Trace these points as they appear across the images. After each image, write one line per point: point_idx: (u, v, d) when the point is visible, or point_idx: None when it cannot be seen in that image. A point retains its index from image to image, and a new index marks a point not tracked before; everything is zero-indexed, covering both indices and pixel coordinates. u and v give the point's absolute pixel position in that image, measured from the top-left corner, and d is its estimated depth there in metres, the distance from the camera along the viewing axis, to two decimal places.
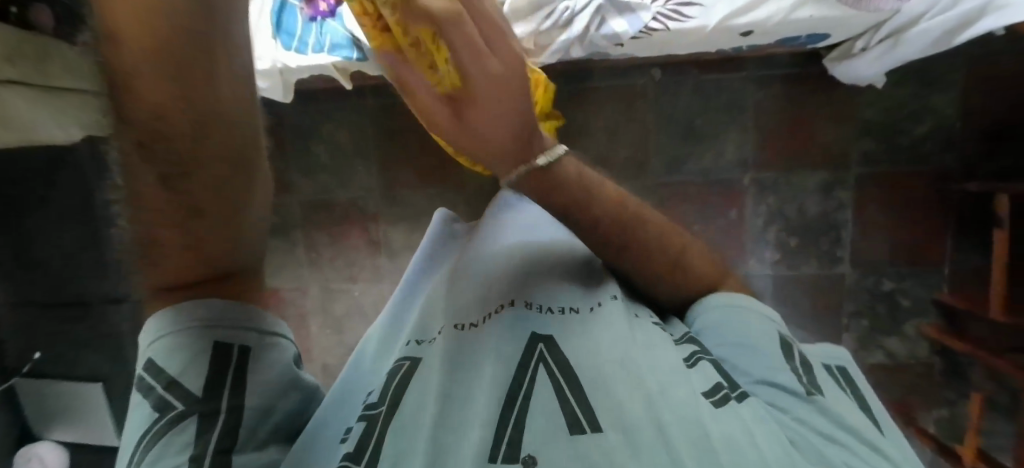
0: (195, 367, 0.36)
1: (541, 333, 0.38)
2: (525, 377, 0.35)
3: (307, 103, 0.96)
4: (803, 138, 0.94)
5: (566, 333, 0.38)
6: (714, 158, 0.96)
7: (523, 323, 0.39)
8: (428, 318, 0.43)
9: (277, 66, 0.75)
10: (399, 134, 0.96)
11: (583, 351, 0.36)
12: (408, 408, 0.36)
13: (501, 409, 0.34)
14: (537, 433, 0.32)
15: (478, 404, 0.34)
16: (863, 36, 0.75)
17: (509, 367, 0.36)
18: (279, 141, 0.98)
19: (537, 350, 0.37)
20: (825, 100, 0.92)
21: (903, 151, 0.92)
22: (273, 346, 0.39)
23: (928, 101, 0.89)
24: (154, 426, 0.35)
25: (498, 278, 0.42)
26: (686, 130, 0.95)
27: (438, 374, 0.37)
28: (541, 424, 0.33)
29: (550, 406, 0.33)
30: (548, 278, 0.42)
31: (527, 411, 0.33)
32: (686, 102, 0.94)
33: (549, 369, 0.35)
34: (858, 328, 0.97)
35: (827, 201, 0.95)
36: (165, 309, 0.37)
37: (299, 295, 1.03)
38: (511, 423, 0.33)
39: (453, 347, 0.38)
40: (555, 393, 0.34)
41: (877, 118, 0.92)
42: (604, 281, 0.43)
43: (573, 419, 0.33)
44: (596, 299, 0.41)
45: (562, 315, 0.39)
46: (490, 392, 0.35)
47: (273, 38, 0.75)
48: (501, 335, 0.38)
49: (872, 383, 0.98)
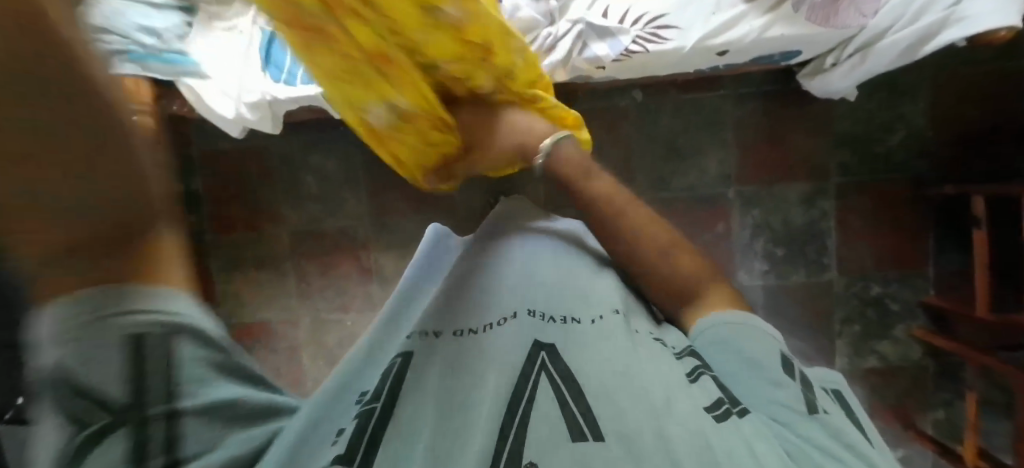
0: (104, 377, 0.29)
1: (542, 340, 0.39)
2: (527, 385, 0.35)
3: (294, 135, 0.97)
4: (782, 151, 0.97)
5: (567, 343, 0.39)
6: (698, 173, 0.98)
7: (525, 331, 0.40)
8: (427, 325, 0.44)
9: (267, 98, 0.74)
10: (388, 162, 0.97)
11: (584, 362, 0.37)
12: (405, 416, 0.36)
13: (502, 417, 0.33)
14: (537, 442, 0.32)
15: (480, 408, 0.35)
16: (833, 52, 0.79)
17: (511, 373, 0.36)
18: (268, 174, 0.98)
19: (539, 358, 0.37)
20: (800, 113, 0.95)
21: (880, 159, 0.95)
22: (180, 331, 0.32)
23: (898, 110, 0.93)
24: (74, 444, 0.29)
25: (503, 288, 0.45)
26: (669, 148, 0.97)
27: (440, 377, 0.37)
28: (544, 432, 0.33)
29: (553, 414, 0.33)
30: (551, 289, 0.44)
31: (529, 418, 0.33)
32: (668, 121, 0.97)
33: (551, 377, 0.36)
34: (851, 334, 0.98)
35: (810, 211, 0.97)
36: (53, 308, 0.28)
37: (290, 328, 1.01)
38: (512, 431, 0.33)
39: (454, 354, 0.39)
40: (557, 402, 0.34)
41: (851, 128, 0.95)
42: (607, 295, 0.44)
43: (574, 425, 0.33)
44: (597, 313, 0.42)
45: (563, 324, 0.41)
46: (492, 399, 0.34)
47: (261, 71, 0.75)
48: (503, 342, 0.39)
49: (868, 388, 0.98)
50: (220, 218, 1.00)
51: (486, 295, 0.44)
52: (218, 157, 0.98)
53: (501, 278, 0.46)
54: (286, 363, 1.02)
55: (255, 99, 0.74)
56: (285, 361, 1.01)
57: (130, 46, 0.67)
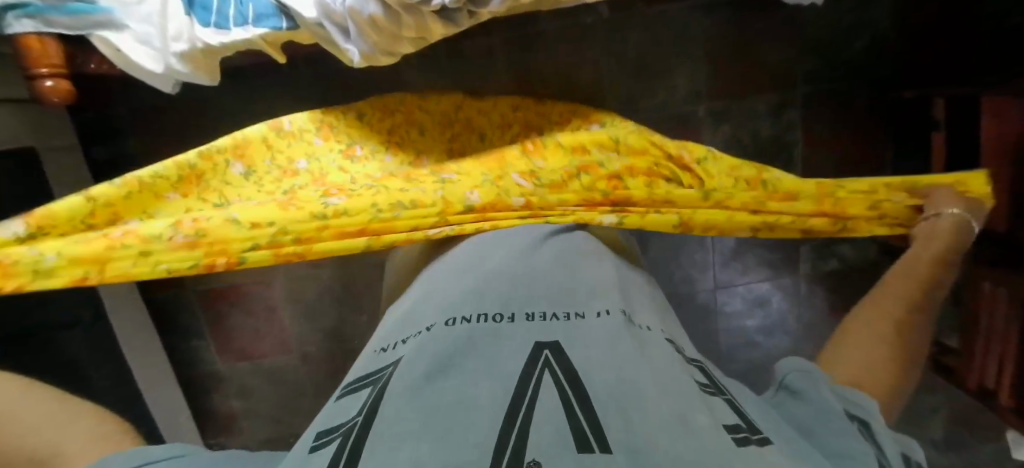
0: None
1: (544, 339, 0.33)
2: (530, 381, 0.29)
3: (235, 81, 0.88)
4: (751, 63, 0.94)
5: (573, 338, 0.33)
6: (666, 92, 0.96)
7: (526, 332, 0.34)
8: (407, 328, 0.38)
9: (198, 46, 0.65)
10: (343, 103, 0.90)
11: (591, 359, 0.31)
12: (386, 413, 0.27)
13: (501, 421, 0.25)
14: (540, 442, 0.24)
15: (469, 404, 0.27)
16: None
17: (513, 369, 0.30)
18: (211, 127, 0.90)
19: (543, 356, 0.31)
20: (769, 21, 0.92)
21: (844, 65, 0.95)
22: None
23: (864, 14, 0.91)
24: None
25: (494, 290, 0.40)
26: (638, 67, 0.94)
27: (423, 368, 0.31)
28: (548, 440, 0.24)
29: (556, 417, 0.25)
30: (545, 290, 0.39)
31: (532, 421, 0.25)
32: (635, 38, 0.92)
33: (555, 375, 0.29)
34: (814, 241, 1.03)
35: (778, 125, 0.97)
36: None
37: (263, 288, 0.98)
38: (514, 432, 0.24)
39: (444, 339, 0.34)
40: (563, 406, 0.26)
41: (819, 36, 0.93)
42: (605, 298, 0.39)
43: (581, 435, 0.24)
44: (602, 307, 0.37)
45: (566, 319, 0.36)
46: (486, 397, 0.27)
47: (185, 14, 0.65)
48: (504, 345, 0.33)
49: (828, 287, 1.05)
50: None
51: (475, 295, 0.39)
52: (148, 113, 0.89)
53: (496, 276, 0.42)
54: (265, 322, 1.00)
55: (184, 48, 0.65)
56: (264, 320, 1.00)
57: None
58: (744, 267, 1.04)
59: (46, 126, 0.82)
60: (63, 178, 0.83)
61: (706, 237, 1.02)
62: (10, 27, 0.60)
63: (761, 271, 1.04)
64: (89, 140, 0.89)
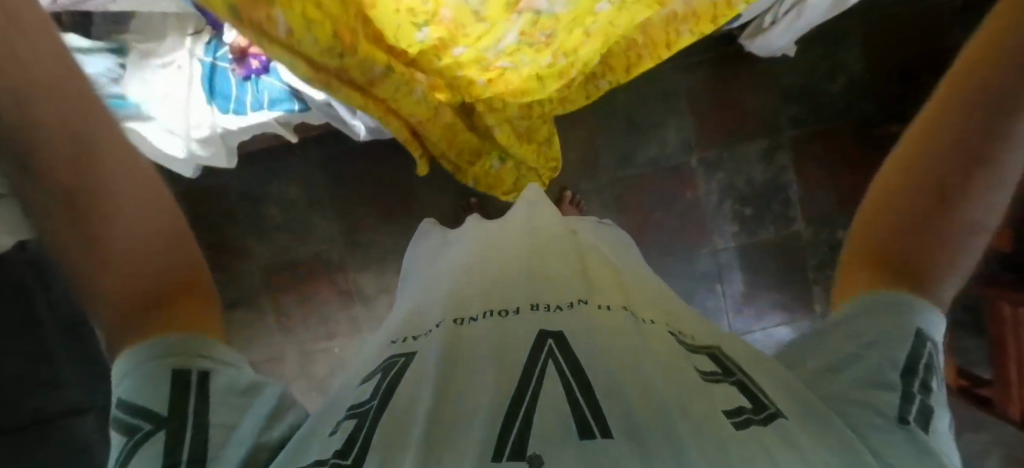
0: None
1: (550, 328, 0.41)
2: (535, 370, 0.37)
3: (253, 163, 0.95)
4: (734, 113, 0.99)
5: (575, 330, 0.40)
6: (658, 146, 1.00)
7: (533, 324, 0.41)
8: (421, 320, 0.47)
9: (218, 130, 0.74)
10: (352, 181, 0.98)
11: (589, 352, 0.38)
12: (401, 399, 0.37)
13: (502, 414, 0.34)
14: (543, 436, 0.32)
15: (483, 400, 0.35)
16: (770, 11, 0.76)
17: (522, 359, 0.38)
18: (232, 211, 0.97)
19: (547, 344, 0.39)
20: (746, 72, 0.97)
21: (826, 108, 0.97)
22: None
23: (839, 60, 0.95)
24: None
25: (505, 281, 0.47)
26: (628, 126, 1.00)
27: (438, 360, 0.39)
28: (552, 428, 0.32)
29: (563, 409, 0.34)
30: (551, 281, 0.46)
31: (534, 412, 0.34)
32: (623, 98, 0.99)
33: (558, 364, 0.37)
34: (824, 279, 1.02)
35: (770, 168, 1.00)
36: None
37: (275, 365, 1.01)
38: (517, 424, 0.33)
39: (452, 337, 0.41)
40: (568, 398, 0.34)
41: (797, 84, 0.97)
42: (603, 291, 0.45)
43: (583, 424, 0.32)
44: (605, 300, 0.44)
45: (570, 308, 0.43)
46: (496, 396, 0.35)
47: (208, 103, 0.73)
48: (510, 338, 0.40)
49: None
50: None
51: (485, 291, 0.46)
52: None
53: (508, 269, 0.48)
54: None
55: (205, 132, 0.73)
56: None
57: None
58: (757, 310, 1.03)
59: None
60: None
61: (715, 281, 1.03)
62: None
63: (774, 313, 1.03)
64: None
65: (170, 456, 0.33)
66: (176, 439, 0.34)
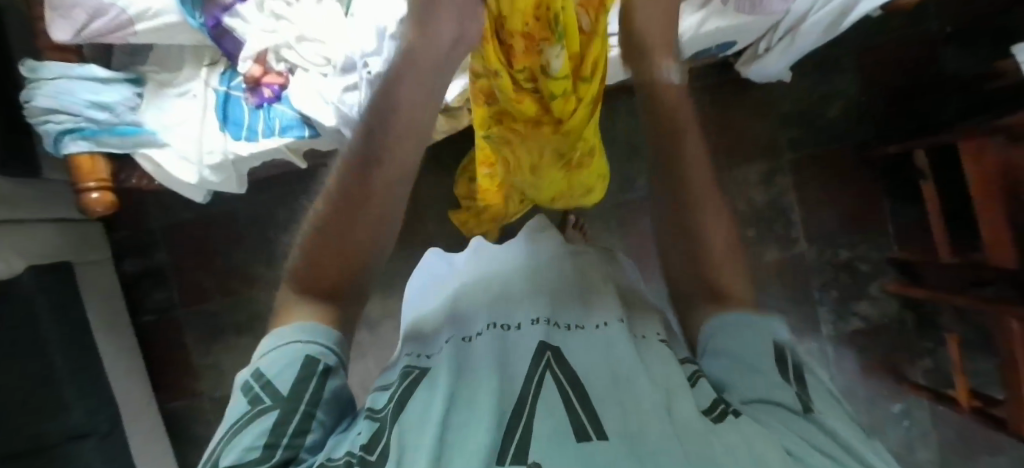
0: None
1: (549, 341, 0.41)
2: (536, 381, 0.37)
3: (261, 191, 0.97)
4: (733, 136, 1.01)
5: (574, 345, 0.41)
6: None
7: (532, 336, 0.42)
8: (428, 337, 0.47)
9: (229, 156, 0.71)
10: None
11: (587, 366, 0.38)
12: (411, 408, 0.37)
13: (504, 424, 0.34)
14: (542, 445, 0.32)
15: (484, 404, 0.36)
16: (764, 36, 0.78)
17: (524, 371, 0.38)
18: (239, 238, 0.98)
19: (546, 356, 0.39)
20: (743, 97, 1.00)
21: (823, 130, 0.99)
22: None
23: (833, 85, 0.98)
24: None
25: (505, 300, 0.47)
26: (629, 150, 1.02)
27: (447, 374, 0.39)
28: (551, 431, 0.33)
29: (560, 414, 0.34)
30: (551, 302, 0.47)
31: (535, 417, 0.34)
32: (624, 123, 1.01)
33: (556, 374, 0.38)
34: (830, 300, 1.01)
35: (770, 189, 1.01)
36: None
37: None
38: (517, 429, 0.33)
39: (459, 353, 0.42)
40: (565, 404, 0.35)
41: (793, 108, 1.00)
42: (603, 310, 0.46)
43: (580, 427, 0.33)
44: (602, 318, 0.44)
45: (570, 328, 0.43)
46: (499, 405, 0.35)
47: (220, 131, 0.72)
48: (512, 354, 0.41)
49: (857, 350, 1.00)
50: (188, 291, 0.98)
51: (488, 308, 0.47)
52: (180, 228, 0.98)
53: (509, 287, 0.49)
54: None
55: (217, 159, 0.71)
56: None
57: (82, 124, 0.68)
58: None
59: (87, 244, 0.90)
60: (94, 291, 0.89)
61: None
62: (66, 147, 0.68)
63: None
64: (123, 256, 0.98)
65: (274, 432, 0.36)
66: (288, 419, 0.37)
